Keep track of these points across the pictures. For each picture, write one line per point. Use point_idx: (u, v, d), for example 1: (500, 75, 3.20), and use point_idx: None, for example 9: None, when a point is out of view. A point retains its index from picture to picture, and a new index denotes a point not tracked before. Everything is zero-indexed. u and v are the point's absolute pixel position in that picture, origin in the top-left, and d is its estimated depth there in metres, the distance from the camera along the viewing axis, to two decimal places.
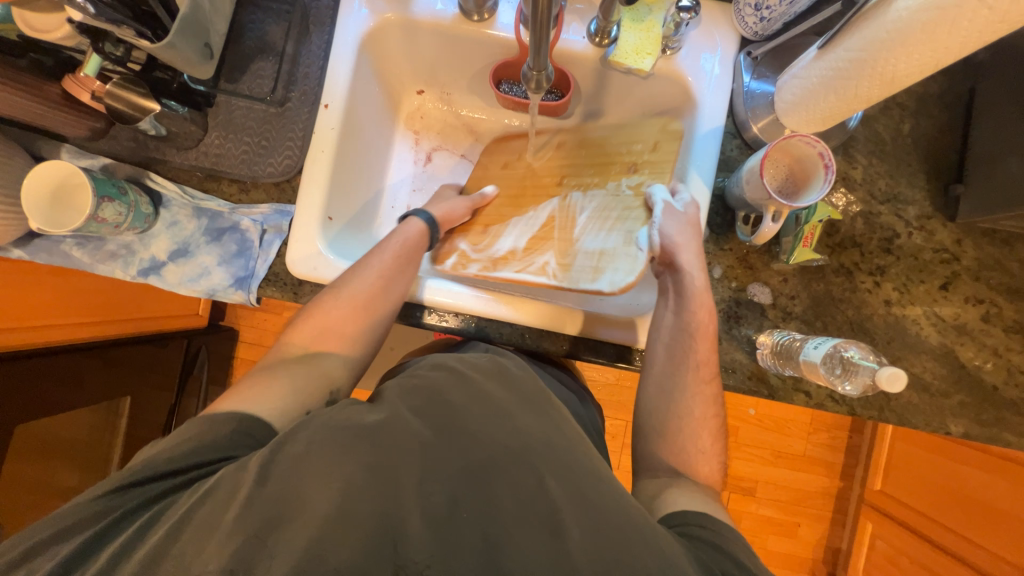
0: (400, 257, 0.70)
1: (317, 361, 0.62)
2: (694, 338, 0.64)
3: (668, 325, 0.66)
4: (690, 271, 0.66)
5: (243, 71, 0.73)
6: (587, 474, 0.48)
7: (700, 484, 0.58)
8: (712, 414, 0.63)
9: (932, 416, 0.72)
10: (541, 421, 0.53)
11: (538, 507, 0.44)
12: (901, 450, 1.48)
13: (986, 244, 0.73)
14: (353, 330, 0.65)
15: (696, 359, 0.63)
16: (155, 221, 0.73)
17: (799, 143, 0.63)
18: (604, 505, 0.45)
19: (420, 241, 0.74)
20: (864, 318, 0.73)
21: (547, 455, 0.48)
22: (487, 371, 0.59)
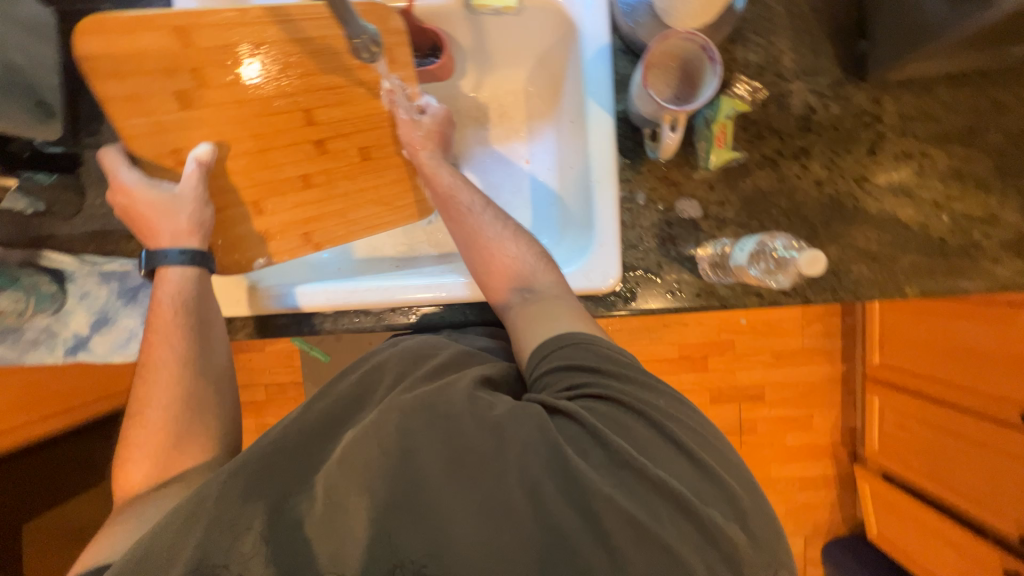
0: (179, 293, 0.58)
1: (169, 485, 0.51)
2: (455, 195, 0.66)
3: (439, 203, 0.66)
4: (421, 159, 0.67)
5: (101, 120, 0.68)
6: (454, 423, 0.45)
7: (538, 296, 0.58)
8: (512, 232, 0.63)
9: (886, 283, 0.71)
10: (408, 386, 0.50)
11: (397, 445, 0.44)
12: (890, 320, 1.49)
13: (906, 95, 0.70)
14: (184, 427, 0.54)
15: (465, 206, 0.65)
16: (65, 298, 0.71)
17: (679, 40, 0.59)
18: (479, 450, 0.44)
19: (188, 271, 0.59)
20: (799, 204, 0.71)
21: (399, 403, 0.46)
22: (354, 364, 0.57)
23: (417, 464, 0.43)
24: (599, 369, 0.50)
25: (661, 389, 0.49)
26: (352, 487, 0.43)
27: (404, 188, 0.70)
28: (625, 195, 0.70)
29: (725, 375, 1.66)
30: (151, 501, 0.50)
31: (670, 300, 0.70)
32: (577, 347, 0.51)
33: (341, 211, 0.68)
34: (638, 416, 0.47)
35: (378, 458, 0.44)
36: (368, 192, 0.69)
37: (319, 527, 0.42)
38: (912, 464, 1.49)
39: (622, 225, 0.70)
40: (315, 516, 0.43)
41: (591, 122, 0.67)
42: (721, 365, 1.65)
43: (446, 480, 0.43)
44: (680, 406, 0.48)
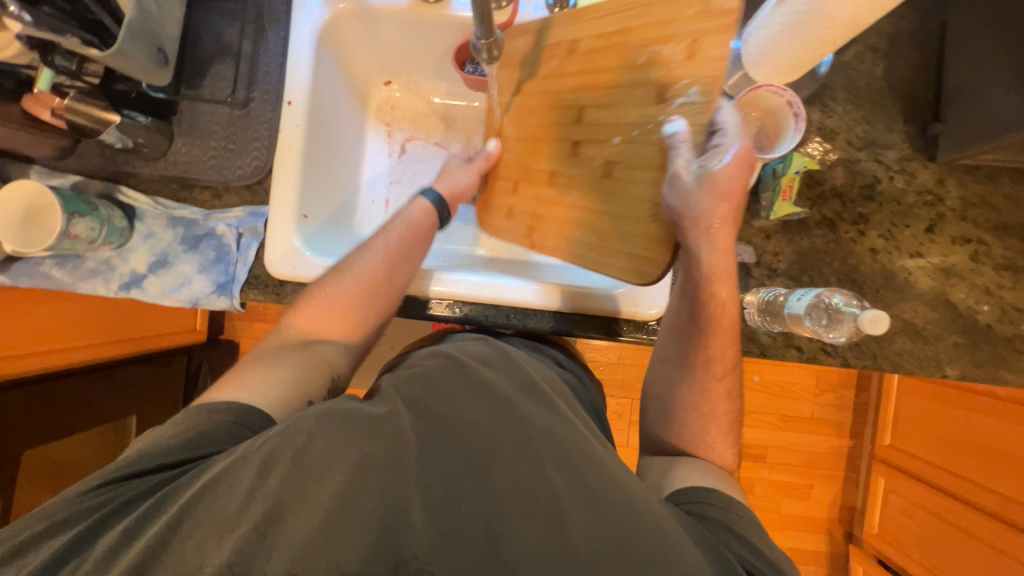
0: (410, 231, 0.67)
1: (316, 347, 0.60)
2: (704, 332, 0.60)
3: (683, 321, 0.61)
4: (707, 255, 0.57)
5: (204, 75, 0.72)
6: (611, 483, 0.45)
7: (718, 470, 0.57)
8: (728, 372, 0.62)
9: (927, 359, 0.72)
10: (547, 417, 0.51)
11: (545, 498, 0.43)
12: (908, 404, 1.47)
13: (970, 182, 0.72)
14: (351, 317, 0.62)
15: (710, 352, 0.60)
16: (132, 235, 0.73)
17: (767, 92, 0.61)
18: (621, 509, 0.43)
19: (431, 214, 0.70)
20: (852, 268, 0.72)
21: (549, 447, 0.47)
22: (486, 359, 0.58)
23: (561, 523, 0.42)
24: (740, 523, 0.48)
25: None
26: (480, 509, 0.43)
27: (629, 242, 0.61)
28: None
29: None
30: (299, 354, 0.59)
31: None
32: (724, 505, 0.50)
33: (564, 222, 0.67)
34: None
35: (518, 495, 0.44)
36: (595, 215, 0.63)
37: (432, 524, 0.42)
38: (909, 553, 1.45)
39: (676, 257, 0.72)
40: (426, 519, 0.42)
41: None
42: None
43: (586, 547, 0.41)
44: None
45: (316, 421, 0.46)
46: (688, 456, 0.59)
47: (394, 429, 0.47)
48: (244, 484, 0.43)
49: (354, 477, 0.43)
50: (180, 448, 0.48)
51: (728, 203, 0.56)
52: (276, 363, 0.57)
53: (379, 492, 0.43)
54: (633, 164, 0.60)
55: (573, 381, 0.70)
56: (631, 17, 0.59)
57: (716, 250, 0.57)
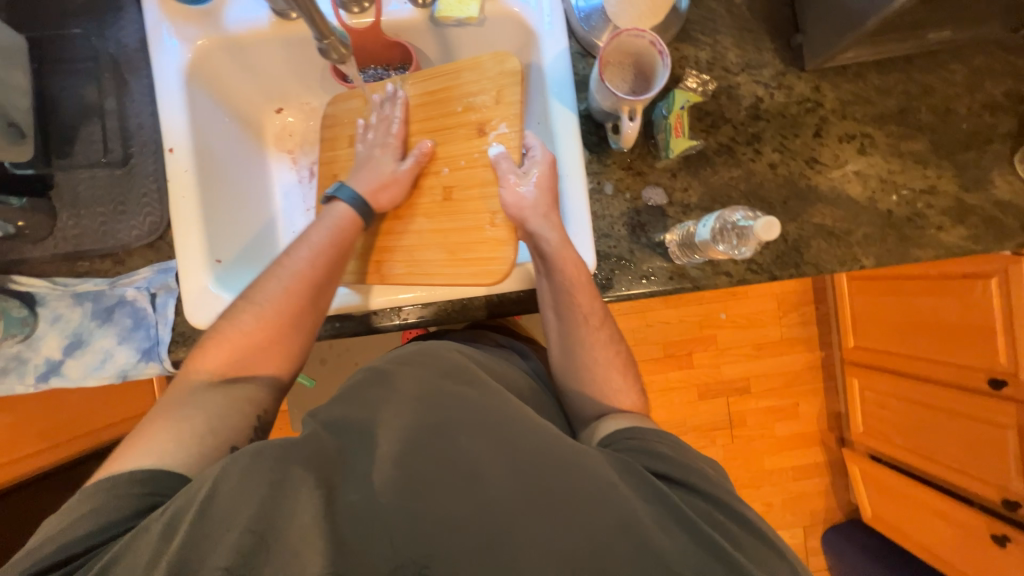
0: (330, 242, 0.64)
1: (233, 386, 0.57)
2: (571, 295, 0.64)
3: (547, 295, 0.66)
4: (540, 234, 0.64)
5: (73, 142, 0.69)
6: (529, 442, 0.47)
7: (628, 413, 0.60)
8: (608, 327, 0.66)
9: (844, 255, 0.75)
10: (458, 393, 0.50)
11: (463, 467, 0.44)
12: (860, 304, 1.55)
13: (842, 82, 0.76)
14: (271, 345, 0.60)
15: (581, 313, 0.65)
16: (37, 322, 0.69)
17: (630, 37, 0.64)
18: (540, 454, 0.46)
19: (353, 217, 0.67)
20: (756, 186, 0.75)
21: (462, 420, 0.47)
22: (407, 357, 0.55)
23: (480, 484, 0.43)
24: (650, 437, 0.54)
25: (714, 475, 0.51)
26: (405, 496, 0.42)
27: (476, 248, 0.67)
28: (594, 186, 0.74)
29: (711, 370, 1.69)
30: (217, 395, 0.56)
31: (644, 285, 0.73)
32: (638, 433, 0.55)
33: (408, 248, 0.70)
34: (688, 488, 0.49)
35: (440, 471, 0.43)
36: (439, 234, 0.69)
37: (358, 522, 0.41)
38: (896, 441, 1.54)
39: (593, 216, 0.73)
40: (364, 524, 0.41)
41: (557, 121, 0.71)
42: (705, 360, 1.68)
43: (508, 495, 0.43)
44: (723, 487, 0.50)
45: (224, 462, 0.43)
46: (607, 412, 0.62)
47: (303, 447, 0.45)
48: (150, 551, 0.40)
49: (272, 500, 0.41)
50: (86, 536, 0.43)
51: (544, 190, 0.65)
52: (192, 412, 0.53)
53: (307, 505, 0.41)
54: (469, 185, 0.69)
55: (514, 359, 0.73)
56: (450, 75, 0.70)
57: (554, 227, 0.64)
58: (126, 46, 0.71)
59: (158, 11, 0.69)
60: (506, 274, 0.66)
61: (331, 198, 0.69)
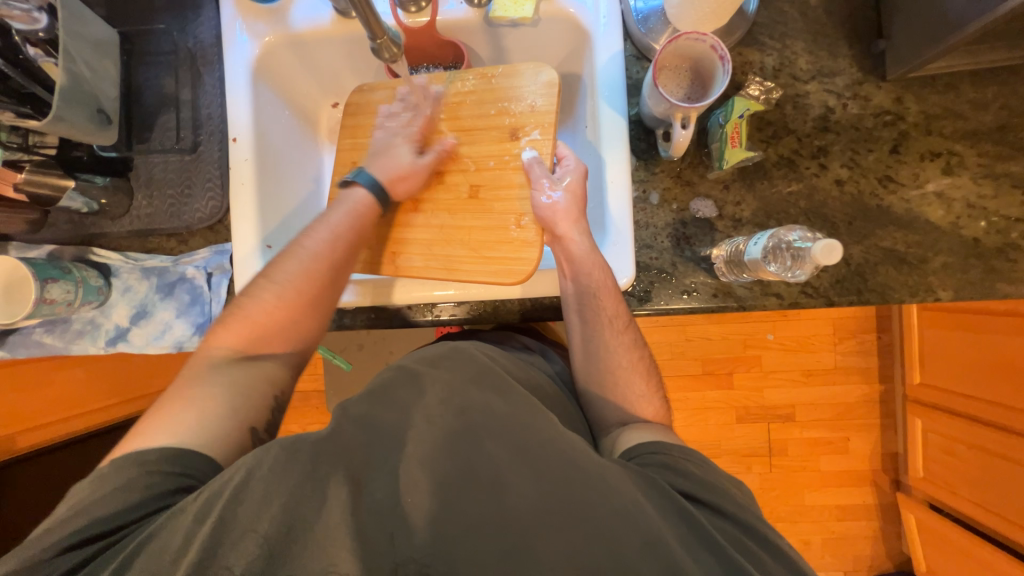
0: (351, 227, 0.65)
1: (256, 364, 0.58)
2: (598, 300, 0.63)
3: (575, 297, 0.65)
4: (573, 236, 0.65)
5: (152, 129, 0.75)
6: (555, 452, 0.45)
7: (651, 425, 0.59)
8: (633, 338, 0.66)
9: (916, 285, 0.68)
10: (485, 397, 0.50)
11: (485, 470, 0.44)
12: (931, 338, 1.41)
13: (929, 94, 0.69)
14: (288, 328, 0.60)
15: (607, 317, 0.64)
16: (110, 291, 0.76)
17: (689, 41, 0.61)
18: (560, 466, 0.44)
19: (370, 201, 0.67)
20: (819, 204, 0.69)
21: (485, 424, 0.47)
22: (433, 356, 0.56)
23: (502, 491, 0.43)
24: (678, 453, 0.52)
25: (742, 498, 0.48)
26: (426, 491, 0.43)
27: (497, 247, 0.67)
28: (639, 195, 0.71)
29: (752, 393, 1.60)
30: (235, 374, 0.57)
31: (685, 301, 0.69)
32: (666, 447, 0.53)
33: (427, 243, 0.70)
34: (714, 509, 0.47)
35: (461, 472, 0.43)
36: (462, 232, 0.69)
37: (377, 518, 0.42)
38: (961, 492, 1.39)
39: (636, 225, 0.70)
40: (379, 518, 0.42)
41: (605, 125, 0.69)
42: (747, 382, 1.59)
43: (526, 508, 0.42)
44: (752, 511, 0.48)
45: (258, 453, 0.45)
46: (631, 421, 0.61)
47: (330, 443, 0.45)
48: (181, 535, 0.41)
49: (299, 493, 0.42)
50: (112, 513, 0.46)
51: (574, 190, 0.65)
52: (208, 388, 0.54)
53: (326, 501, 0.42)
54: (496, 185, 0.68)
55: (540, 361, 0.74)
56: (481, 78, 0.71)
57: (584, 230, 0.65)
58: (202, 41, 0.76)
59: (232, 9, 0.73)
60: (528, 273, 0.66)
61: (352, 183, 0.68)
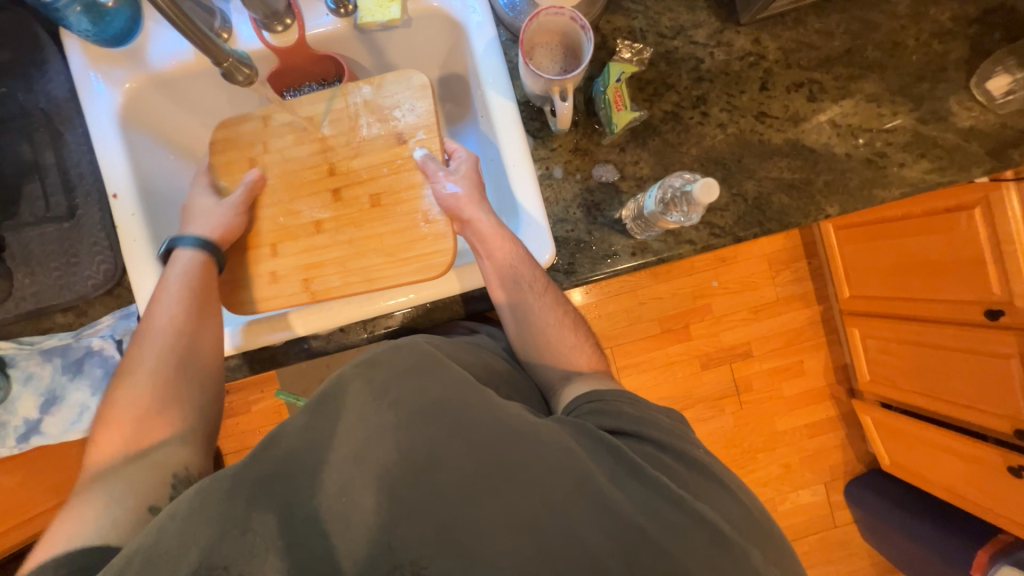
0: (184, 288, 0.62)
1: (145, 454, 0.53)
2: (515, 270, 0.65)
3: (494, 274, 0.66)
4: (479, 218, 0.65)
5: (18, 201, 0.68)
6: (485, 422, 0.48)
7: (590, 375, 0.64)
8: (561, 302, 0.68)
9: (808, 207, 0.74)
10: (416, 384, 0.50)
11: (423, 456, 0.46)
12: (850, 253, 1.52)
13: (782, 30, 0.74)
14: (165, 404, 0.57)
15: (529, 284, 0.65)
16: (10, 384, 0.71)
17: (550, 17, 0.63)
18: (495, 435, 0.47)
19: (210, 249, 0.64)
20: (708, 149, 0.74)
21: (422, 413, 0.48)
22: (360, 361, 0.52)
23: (436, 470, 0.45)
24: (609, 398, 0.56)
25: (666, 424, 0.54)
26: (372, 492, 0.44)
27: (411, 245, 0.68)
28: (543, 173, 0.72)
29: (709, 340, 1.67)
30: (124, 473, 0.51)
31: (608, 264, 0.71)
32: (602, 396, 0.57)
33: (340, 259, 0.68)
34: (640, 439, 0.52)
35: (400, 466, 0.45)
36: (373, 240, 0.68)
37: (321, 527, 0.43)
38: (901, 385, 1.52)
39: (546, 202, 0.72)
40: (325, 536, 0.42)
41: (496, 111, 0.70)
42: (702, 331, 1.67)
43: (463, 482, 0.45)
44: (675, 433, 0.53)
45: (191, 495, 0.43)
46: (570, 374, 0.66)
47: (257, 466, 0.44)
48: None
49: (223, 537, 0.41)
50: None
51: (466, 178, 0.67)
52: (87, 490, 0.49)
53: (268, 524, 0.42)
54: (397, 190, 0.69)
55: (487, 341, 0.75)
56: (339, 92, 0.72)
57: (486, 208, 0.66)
58: (57, 98, 0.70)
59: (82, 59, 0.69)
60: (448, 264, 0.67)
61: (167, 249, 0.65)
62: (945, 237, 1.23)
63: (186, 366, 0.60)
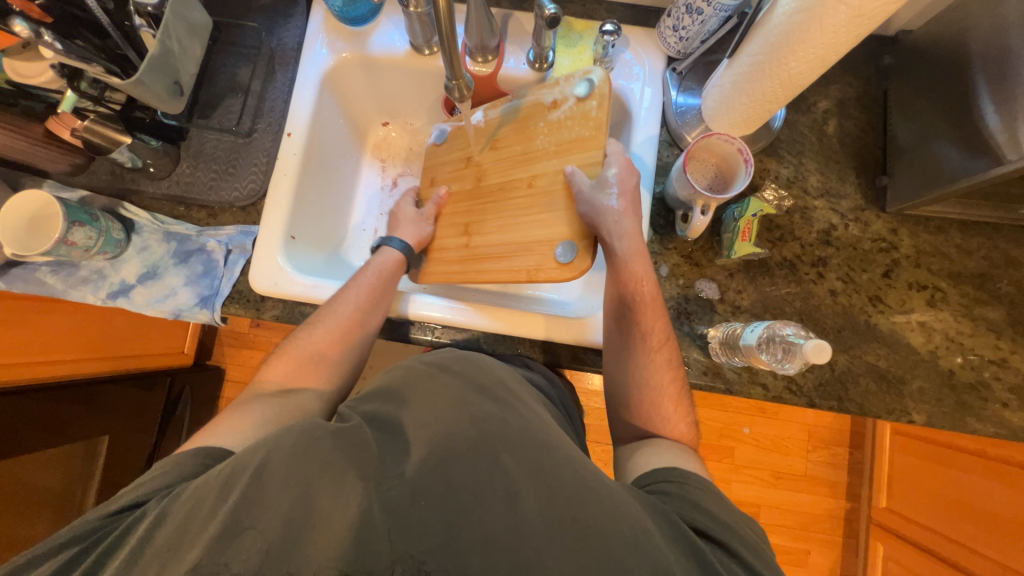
0: (373, 273, 0.73)
1: (293, 396, 0.62)
2: (635, 309, 0.67)
3: (614, 302, 0.69)
4: (618, 245, 0.68)
5: (214, 108, 0.79)
6: (570, 477, 0.44)
7: (679, 448, 0.60)
8: (673, 381, 0.65)
9: (893, 404, 0.72)
10: (484, 405, 0.50)
11: (491, 480, 0.43)
12: (901, 464, 1.42)
13: (921, 232, 0.76)
14: (324, 358, 0.66)
15: (644, 330, 0.66)
16: (127, 247, 0.78)
17: (719, 141, 0.69)
18: (574, 481, 0.44)
19: (399, 263, 0.76)
20: (813, 308, 0.74)
21: (505, 437, 0.46)
22: (434, 370, 0.55)
23: (480, 489, 0.43)
24: (696, 484, 0.52)
25: (750, 537, 0.47)
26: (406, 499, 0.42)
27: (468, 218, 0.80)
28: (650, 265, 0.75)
29: (720, 483, 1.57)
30: (271, 400, 0.60)
31: None
32: (682, 479, 0.53)
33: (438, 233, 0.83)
34: (719, 546, 0.46)
35: (463, 475, 0.43)
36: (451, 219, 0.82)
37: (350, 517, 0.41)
38: None
39: None
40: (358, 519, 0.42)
41: None
42: (717, 471, 1.57)
43: (533, 519, 0.41)
44: (759, 553, 0.46)
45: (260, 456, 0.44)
46: (651, 438, 0.63)
47: (348, 440, 0.46)
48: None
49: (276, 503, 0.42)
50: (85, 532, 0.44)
51: (626, 205, 0.68)
52: (250, 409, 0.59)
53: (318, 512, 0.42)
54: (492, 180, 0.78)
55: (539, 379, 0.69)
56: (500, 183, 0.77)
57: (626, 233, 0.68)
58: (285, 44, 0.82)
59: (319, 24, 0.81)
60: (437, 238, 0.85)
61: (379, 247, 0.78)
62: (1001, 487, 1.14)
63: (366, 329, 0.69)
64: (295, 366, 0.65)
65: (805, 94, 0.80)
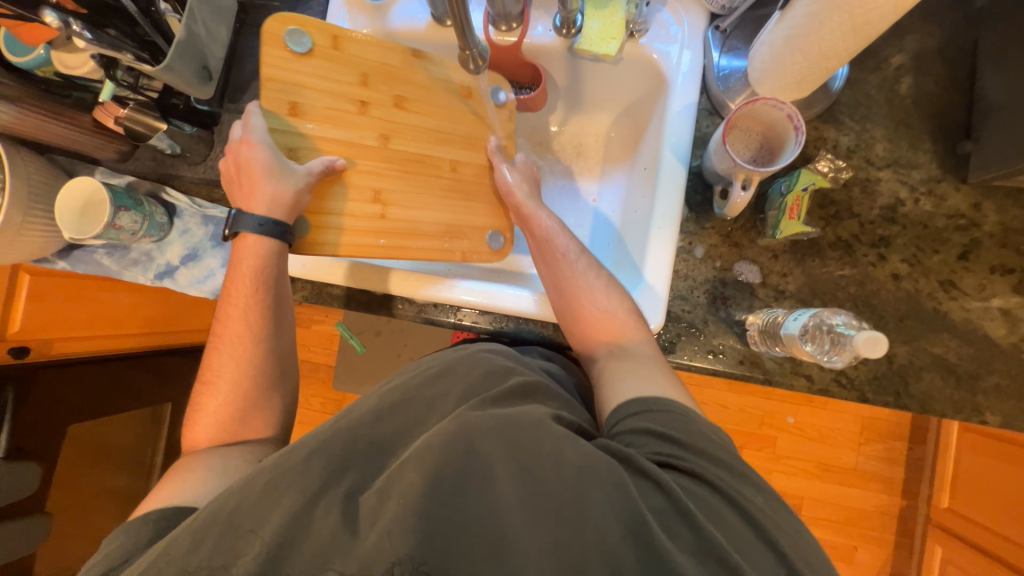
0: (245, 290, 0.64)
1: (227, 453, 0.60)
2: (552, 240, 0.68)
3: (537, 247, 0.69)
4: (525, 199, 0.69)
5: (243, 92, 0.80)
6: (548, 460, 0.44)
7: (633, 361, 0.58)
8: (605, 282, 0.65)
9: (962, 402, 0.64)
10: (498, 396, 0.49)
11: (476, 466, 0.43)
12: (968, 463, 1.30)
13: (1010, 206, 0.66)
14: (250, 402, 0.64)
15: (564, 257, 0.67)
16: (170, 230, 0.82)
17: (767, 107, 0.62)
18: (548, 457, 0.44)
19: (271, 243, 0.63)
20: (870, 293, 0.67)
21: (480, 425, 0.46)
22: (425, 367, 0.57)
23: (486, 479, 0.43)
24: (656, 407, 0.52)
25: (721, 454, 0.48)
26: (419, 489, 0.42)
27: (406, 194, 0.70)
28: (684, 246, 0.70)
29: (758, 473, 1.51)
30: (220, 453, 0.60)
31: (710, 361, 0.67)
32: (647, 409, 0.52)
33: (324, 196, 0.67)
34: (693, 476, 0.46)
35: (450, 466, 0.43)
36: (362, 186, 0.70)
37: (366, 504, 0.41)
38: None
39: (675, 274, 0.69)
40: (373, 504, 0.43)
41: (664, 171, 0.69)
42: (756, 460, 1.50)
43: (520, 506, 0.41)
44: (746, 484, 0.46)
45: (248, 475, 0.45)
46: (614, 357, 0.60)
47: (333, 442, 0.47)
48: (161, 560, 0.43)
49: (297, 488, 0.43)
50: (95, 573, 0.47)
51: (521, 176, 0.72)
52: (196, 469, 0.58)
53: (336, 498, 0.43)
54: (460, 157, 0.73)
55: (559, 369, 0.67)
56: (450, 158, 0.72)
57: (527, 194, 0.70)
58: None
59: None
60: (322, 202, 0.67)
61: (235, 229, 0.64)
62: None
63: (275, 353, 0.66)
64: (221, 422, 0.62)
65: (873, 48, 0.70)
